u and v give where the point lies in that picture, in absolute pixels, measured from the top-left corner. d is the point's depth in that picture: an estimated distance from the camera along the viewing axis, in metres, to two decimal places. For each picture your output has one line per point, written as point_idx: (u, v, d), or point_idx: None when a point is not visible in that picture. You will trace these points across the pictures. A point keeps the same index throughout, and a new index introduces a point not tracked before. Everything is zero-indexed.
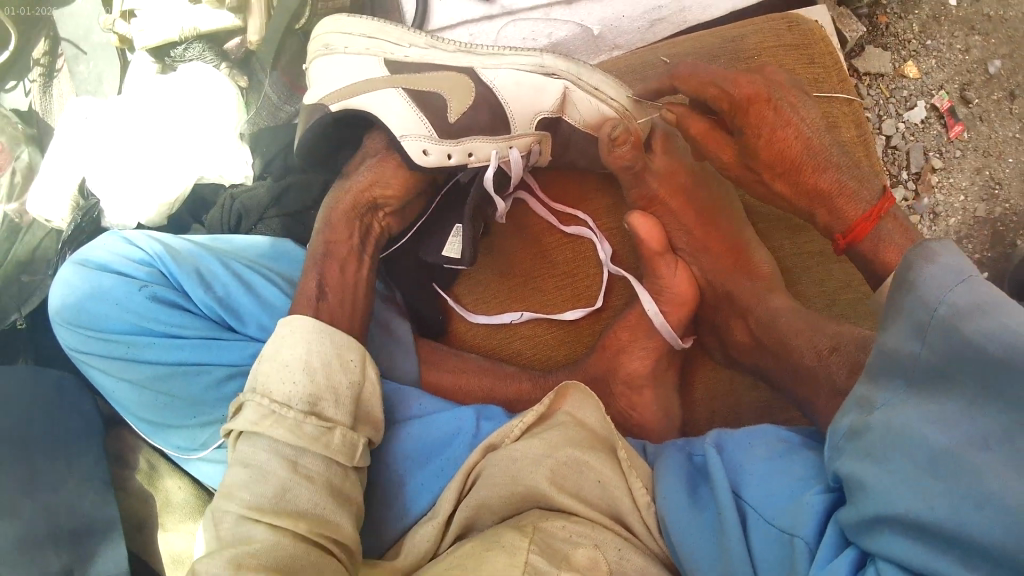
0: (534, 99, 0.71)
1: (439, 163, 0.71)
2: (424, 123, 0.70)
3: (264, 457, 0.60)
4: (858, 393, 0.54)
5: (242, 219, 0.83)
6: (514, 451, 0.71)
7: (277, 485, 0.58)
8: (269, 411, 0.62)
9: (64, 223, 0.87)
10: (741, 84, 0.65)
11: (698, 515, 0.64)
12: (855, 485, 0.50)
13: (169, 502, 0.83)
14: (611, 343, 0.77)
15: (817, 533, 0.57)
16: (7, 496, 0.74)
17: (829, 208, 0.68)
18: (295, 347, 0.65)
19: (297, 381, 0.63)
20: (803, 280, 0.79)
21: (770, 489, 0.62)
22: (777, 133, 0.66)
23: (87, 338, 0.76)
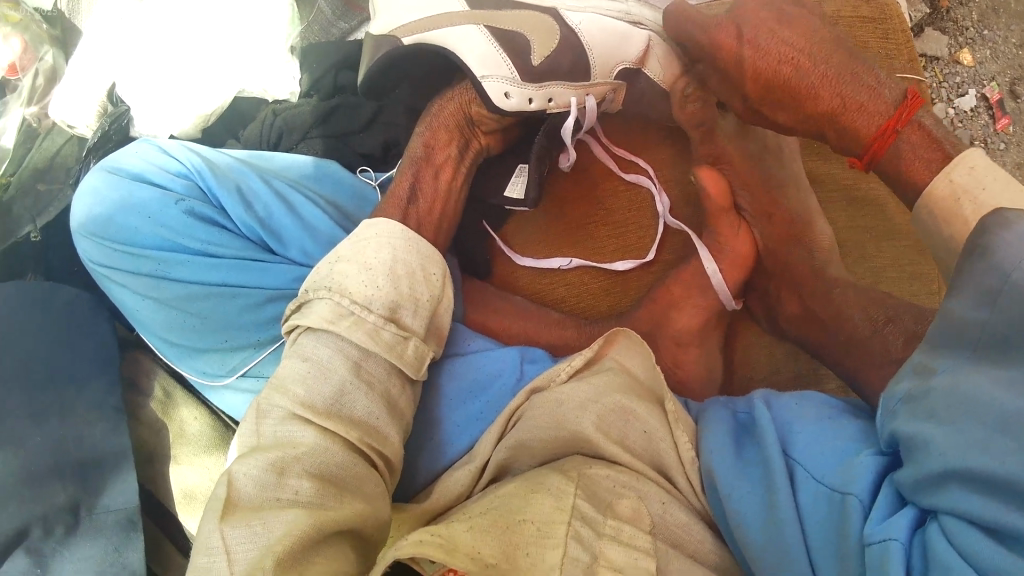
0: (617, 46, 0.67)
1: (519, 108, 0.67)
2: (506, 65, 0.65)
3: (324, 352, 0.60)
4: (915, 361, 0.51)
5: (283, 136, 0.78)
6: (561, 396, 0.68)
7: (336, 386, 0.59)
8: (347, 312, 0.62)
9: (88, 132, 0.82)
10: (713, 29, 0.63)
11: (735, 478, 0.59)
12: (916, 443, 0.46)
13: (184, 433, 0.79)
14: (662, 298, 0.76)
15: (871, 491, 0.52)
16: (16, 423, 0.72)
17: (836, 129, 0.60)
18: (379, 251, 0.66)
19: (379, 286, 0.63)
20: (858, 254, 0.80)
21: (821, 449, 0.58)
22: (757, 67, 0.61)
23: (113, 251, 0.71)
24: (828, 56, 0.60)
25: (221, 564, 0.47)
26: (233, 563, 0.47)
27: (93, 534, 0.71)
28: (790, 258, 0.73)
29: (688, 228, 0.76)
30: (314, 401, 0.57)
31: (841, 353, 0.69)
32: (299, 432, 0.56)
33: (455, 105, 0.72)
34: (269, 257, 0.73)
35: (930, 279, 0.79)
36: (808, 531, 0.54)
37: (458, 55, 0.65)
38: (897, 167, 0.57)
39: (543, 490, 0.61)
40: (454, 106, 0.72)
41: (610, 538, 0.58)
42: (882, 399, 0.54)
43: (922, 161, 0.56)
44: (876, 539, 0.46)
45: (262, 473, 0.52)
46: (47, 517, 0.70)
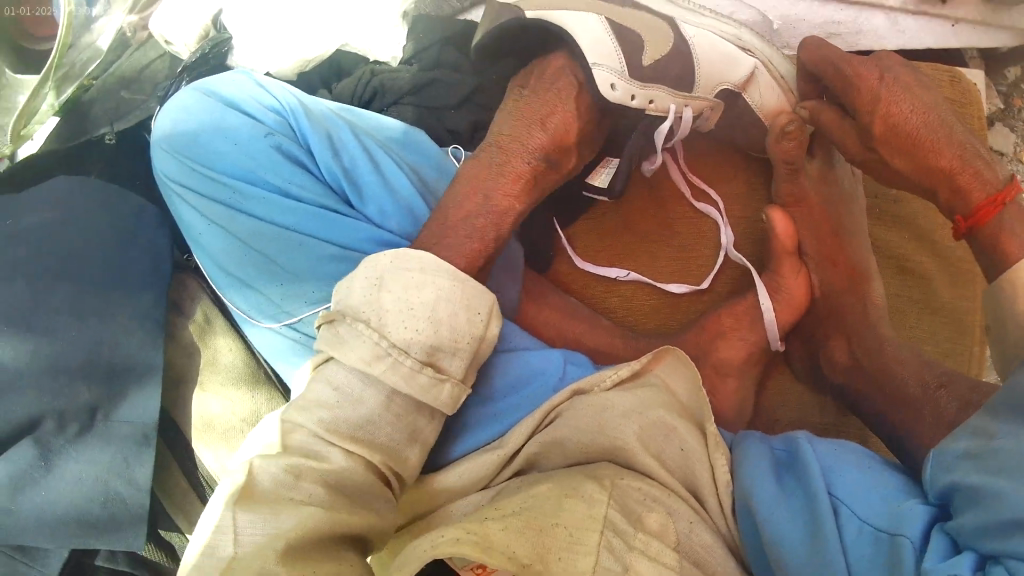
0: (722, 67, 0.73)
1: (622, 100, 0.69)
2: (617, 58, 0.68)
3: (356, 384, 0.59)
4: (972, 424, 0.57)
5: (376, 98, 0.79)
6: (609, 401, 0.69)
7: (365, 414, 0.59)
8: (385, 353, 0.59)
9: (184, 51, 0.82)
10: (855, 65, 0.70)
11: (776, 505, 0.62)
12: (986, 493, 0.52)
13: (215, 362, 0.78)
14: (712, 326, 0.77)
15: (923, 536, 0.55)
16: (54, 313, 0.72)
17: (952, 187, 0.68)
18: (423, 291, 0.61)
19: (420, 329, 0.60)
20: (914, 328, 0.82)
21: (866, 491, 0.62)
22: (890, 110, 0.68)
23: (193, 170, 0.73)
24: (940, 125, 0.68)
25: (227, 544, 0.51)
26: (238, 543, 0.51)
27: (102, 441, 0.72)
28: (844, 310, 0.76)
29: (748, 264, 0.78)
30: (336, 417, 0.58)
31: (884, 407, 0.71)
32: (327, 443, 0.57)
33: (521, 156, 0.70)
34: (344, 209, 0.74)
35: (961, 357, 0.81)
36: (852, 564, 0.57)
37: (574, 37, 0.68)
38: (994, 237, 0.65)
39: (577, 495, 0.63)
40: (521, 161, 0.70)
41: (639, 551, 0.60)
42: (936, 454, 0.60)
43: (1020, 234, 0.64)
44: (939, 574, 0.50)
45: (279, 472, 0.54)
46: (64, 414, 0.71)
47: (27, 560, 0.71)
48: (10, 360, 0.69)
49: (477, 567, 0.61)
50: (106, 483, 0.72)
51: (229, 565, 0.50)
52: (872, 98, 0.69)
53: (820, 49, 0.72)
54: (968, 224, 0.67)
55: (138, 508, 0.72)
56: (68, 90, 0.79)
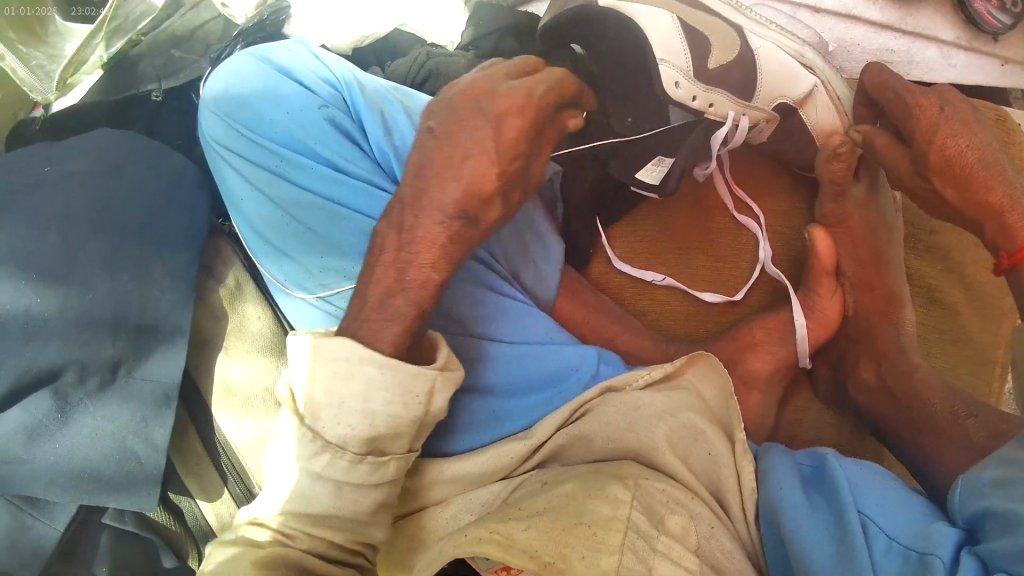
0: (785, 81, 0.72)
1: (684, 99, 0.69)
2: (684, 56, 0.68)
3: (304, 480, 0.57)
4: (1004, 453, 0.60)
5: (429, 79, 0.77)
6: (640, 399, 0.70)
7: (343, 470, 0.57)
8: (321, 452, 0.57)
9: (241, 17, 0.82)
10: (916, 93, 0.70)
11: (803, 516, 0.64)
12: (1020, 519, 0.54)
13: (242, 328, 0.77)
14: (743, 338, 0.77)
15: (952, 557, 0.57)
16: (87, 265, 0.70)
17: (1000, 224, 0.68)
18: (352, 388, 0.56)
19: (353, 425, 0.56)
20: (936, 355, 0.83)
21: (894, 510, 0.63)
22: (948, 142, 0.68)
23: (241, 134, 0.72)
24: (992, 162, 0.69)
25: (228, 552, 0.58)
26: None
27: (122, 398, 0.71)
28: (875, 333, 0.76)
29: (784, 280, 0.78)
30: (331, 471, 0.57)
31: (910, 431, 0.71)
32: (317, 486, 0.57)
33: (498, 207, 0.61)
34: (389, 188, 0.74)
35: (983, 390, 0.81)
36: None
37: (645, 30, 0.67)
38: None
39: (602, 495, 0.62)
40: (497, 212, 0.61)
41: (663, 554, 0.59)
42: (964, 479, 0.62)
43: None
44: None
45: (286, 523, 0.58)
46: (86, 366, 0.69)
47: (35, 511, 0.70)
48: (41, 308, 0.68)
49: (501, 569, 0.61)
50: (125, 441, 0.70)
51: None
52: (931, 129, 0.68)
53: (882, 73, 0.72)
54: (1012, 259, 0.67)
55: (154, 469, 0.71)
56: (116, 44, 0.81)
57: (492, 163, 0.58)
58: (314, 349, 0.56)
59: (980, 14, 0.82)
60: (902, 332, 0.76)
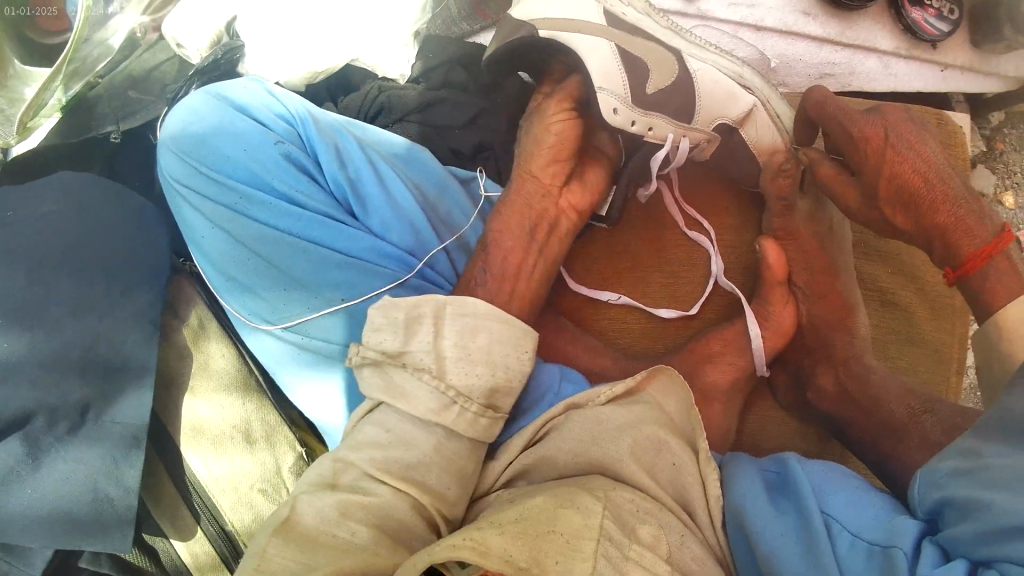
0: (724, 101, 0.74)
1: (623, 125, 0.72)
2: (622, 82, 0.71)
3: (410, 429, 0.64)
4: (962, 444, 0.59)
5: (382, 112, 0.80)
6: (601, 415, 0.71)
7: (417, 455, 0.63)
8: (452, 402, 0.64)
9: (195, 55, 0.82)
10: (858, 124, 0.72)
11: (770, 520, 0.63)
12: (978, 504, 0.53)
13: (208, 367, 0.78)
14: (701, 349, 0.79)
15: (915, 547, 0.56)
16: (56, 310, 0.72)
17: (946, 242, 0.70)
18: (481, 339, 0.67)
19: (478, 375, 0.66)
20: (893, 355, 0.83)
21: (857, 510, 0.63)
22: (897, 165, 0.70)
23: (199, 172, 0.73)
24: (931, 178, 0.70)
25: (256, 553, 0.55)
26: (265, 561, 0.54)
27: (93, 439, 0.72)
28: (833, 341, 0.78)
29: (739, 292, 0.80)
30: (394, 457, 0.63)
31: (871, 430, 0.73)
32: (417, 433, 0.64)
33: (525, 218, 0.76)
34: (347, 221, 0.75)
35: (941, 387, 0.82)
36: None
37: (584, 60, 0.70)
38: (984, 286, 0.67)
39: (572, 506, 0.62)
40: (517, 226, 0.75)
41: (635, 561, 0.58)
42: (923, 472, 0.61)
43: (1010, 278, 0.67)
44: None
45: (326, 509, 0.58)
46: (56, 410, 0.71)
47: (12, 556, 0.70)
48: (9, 351, 0.70)
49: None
50: (97, 483, 0.71)
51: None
52: (876, 152, 0.71)
53: (824, 99, 0.75)
54: (956, 274, 0.69)
55: (126, 509, 0.71)
56: (74, 87, 0.80)
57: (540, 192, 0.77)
58: (443, 306, 0.67)
59: (918, 23, 0.84)
60: (856, 336, 0.77)
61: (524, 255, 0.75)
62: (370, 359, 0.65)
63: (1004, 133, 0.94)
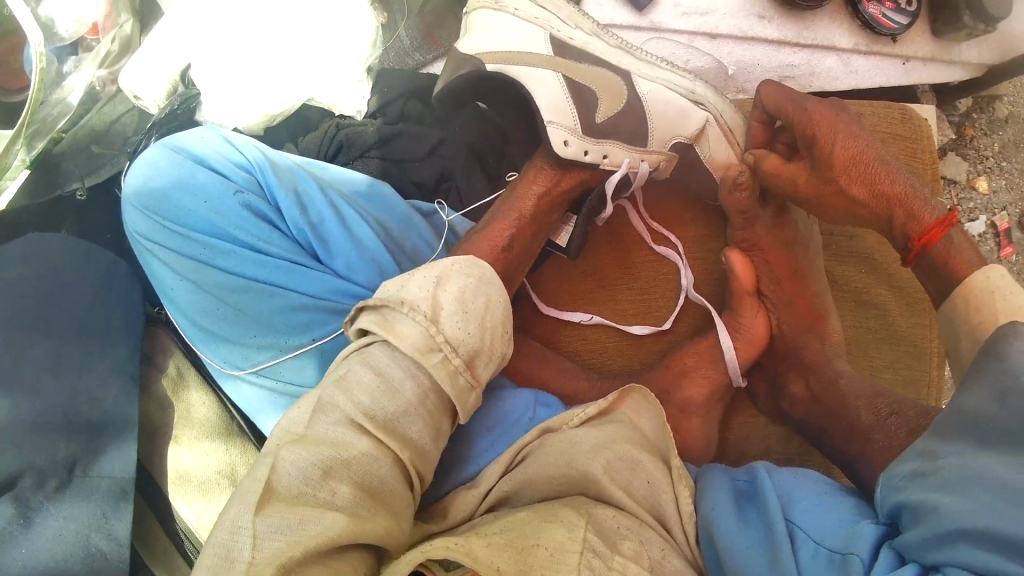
0: (675, 121, 0.77)
1: (575, 155, 0.75)
2: (571, 115, 0.74)
3: (397, 373, 0.62)
4: (921, 446, 0.59)
5: (342, 151, 0.82)
6: (575, 438, 0.71)
7: (399, 405, 0.62)
8: (439, 348, 0.63)
9: (153, 106, 0.83)
10: (812, 104, 0.72)
11: (737, 532, 0.64)
12: (928, 508, 0.53)
13: (189, 415, 0.81)
14: (674, 365, 0.80)
15: (873, 553, 0.56)
16: (35, 371, 0.73)
17: (905, 211, 0.68)
18: (480, 299, 0.68)
19: (471, 331, 0.66)
20: (871, 355, 0.83)
21: (822, 517, 0.63)
22: (846, 138, 0.70)
23: (162, 227, 0.74)
24: (882, 155, 0.71)
25: (245, 545, 0.51)
26: (256, 548, 0.51)
27: (82, 495, 0.72)
28: (803, 348, 0.79)
29: (708, 304, 0.81)
30: (377, 409, 0.60)
31: (841, 434, 0.73)
32: (403, 381, 0.62)
33: (528, 202, 0.77)
34: (311, 263, 0.76)
35: (921, 384, 0.82)
36: None
37: (532, 94, 0.73)
38: (946, 254, 0.65)
39: (556, 521, 0.62)
40: (525, 207, 0.77)
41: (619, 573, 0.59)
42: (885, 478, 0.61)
43: (970, 255, 0.65)
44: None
45: (307, 467, 0.55)
46: (44, 470, 0.71)
47: None
48: None
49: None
50: (88, 538, 0.71)
51: (247, 571, 0.50)
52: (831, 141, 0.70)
53: (778, 89, 0.75)
54: (918, 245, 0.67)
55: (120, 561, 0.71)
56: (38, 145, 0.79)
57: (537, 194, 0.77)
58: (452, 264, 0.70)
59: (876, 18, 0.85)
60: (825, 342, 0.78)
61: (523, 222, 0.77)
62: (372, 303, 0.66)
63: (974, 117, 0.98)
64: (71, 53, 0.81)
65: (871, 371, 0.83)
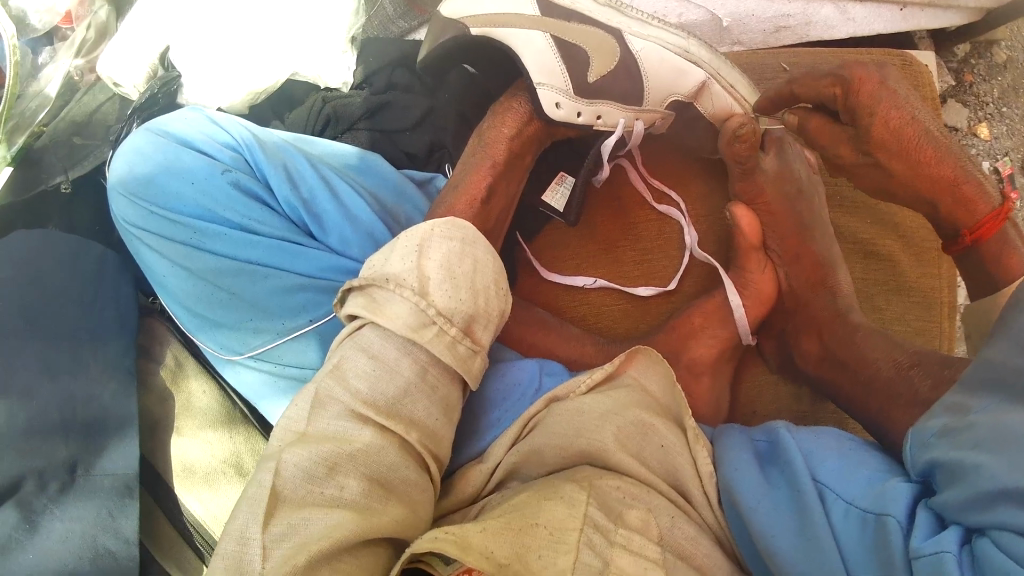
0: (672, 80, 0.75)
1: (568, 117, 0.74)
2: (562, 76, 0.73)
3: (393, 352, 0.61)
4: (949, 401, 0.57)
5: (329, 126, 0.81)
6: (583, 405, 0.69)
7: (400, 386, 0.61)
8: (431, 322, 0.62)
9: (133, 91, 0.80)
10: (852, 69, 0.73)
11: (761, 494, 0.62)
12: (965, 468, 0.52)
13: (189, 405, 0.79)
14: (682, 325, 0.79)
15: (909, 513, 0.55)
16: (28, 373, 0.71)
17: (957, 198, 0.71)
18: (462, 261, 0.66)
19: (462, 299, 0.64)
20: (885, 308, 0.82)
21: (848, 477, 0.61)
22: (891, 115, 0.71)
23: (150, 213, 0.71)
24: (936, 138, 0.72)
25: (255, 557, 0.50)
26: (266, 558, 0.50)
27: (85, 496, 0.70)
28: (812, 302, 0.78)
29: (714, 262, 0.81)
30: (374, 395, 0.59)
31: (855, 390, 0.72)
32: (401, 360, 0.61)
33: (502, 143, 0.75)
34: (306, 240, 0.74)
35: (933, 335, 0.81)
36: (845, 549, 0.56)
37: (521, 57, 0.72)
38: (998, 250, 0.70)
39: (556, 497, 0.60)
40: (501, 149, 0.75)
41: (621, 546, 0.57)
42: (914, 432, 0.60)
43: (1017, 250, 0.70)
44: (927, 551, 0.50)
45: (311, 465, 0.54)
46: (44, 472, 0.69)
47: None
48: None
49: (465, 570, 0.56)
50: (95, 538, 0.69)
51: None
52: (896, 135, 0.71)
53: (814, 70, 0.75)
54: (973, 236, 0.71)
55: (129, 560, 0.69)
56: (18, 141, 0.78)
57: (506, 138, 0.75)
58: (431, 229, 0.67)
59: None
60: (839, 295, 0.77)
61: (507, 185, 0.76)
62: (360, 283, 0.65)
63: (972, 63, 0.97)
64: (47, 44, 0.81)
65: (885, 326, 0.82)
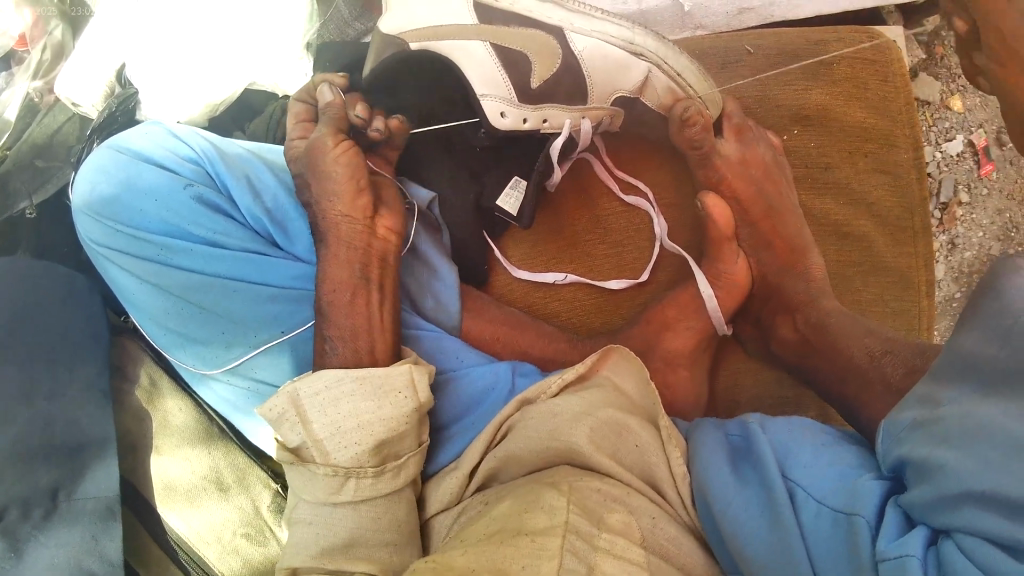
0: (616, 75, 0.75)
1: (513, 125, 0.75)
2: (506, 88, 0.73)
3: (324, 515, 0.63)
4: (921, 392, 0.56)
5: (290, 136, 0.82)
6: (556, 405, 0.68)
7: (344, 533, 0.62)
8: (343, 483, 0.63)
9: (92, 110, 0.85)
10: None
11: (733, 492, 0.61)
12: (931, 467, 0.51)
13: (167, 423, 0.80)
14: (657, 318, 0.79)
15: (877, 511, 0.54)
16: (4, 400, 0.70)
17: None
18: (348, 407, 0.63)
19: (361, 442, 0.63)
20: (862, 287, 0.81)
21: (819, 469, 0.60)
22: None
23: (115, 231, 0.71)
24: None
25: None
26: None
27: (69, 523, 0.69)
28: (786, 286, 0.78)
29: (684, 252, 0.82)
30: (325, 543, 0.62)
31: (836, 376, 0.71)
32: (336, 512, 0.63)
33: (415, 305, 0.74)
34: (272, 251, 0.75)
35: (913, 314, 0.81)
36: (813, 550, 0.55)
37: (461, 69, 0.73)
38: None
39: (537, 508, 0.57)
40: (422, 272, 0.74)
41: (605, 550, 0.55)
42: (888, 425, 0.58)
43: None
44: (893, 555, 0.49)
45: None
46: (28, 500, 0.68)
47: None
48: None
49: None
50: (80, 561, 0.68)
51: None
52: None
53: None
54: None
55: None
56: None
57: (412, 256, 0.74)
58: (296, 392, 0.63)
59: None
60: (811, 281, 0.78)
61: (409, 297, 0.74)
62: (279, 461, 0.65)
63: None
64: (3, 67, 0.85)
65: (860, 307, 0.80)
